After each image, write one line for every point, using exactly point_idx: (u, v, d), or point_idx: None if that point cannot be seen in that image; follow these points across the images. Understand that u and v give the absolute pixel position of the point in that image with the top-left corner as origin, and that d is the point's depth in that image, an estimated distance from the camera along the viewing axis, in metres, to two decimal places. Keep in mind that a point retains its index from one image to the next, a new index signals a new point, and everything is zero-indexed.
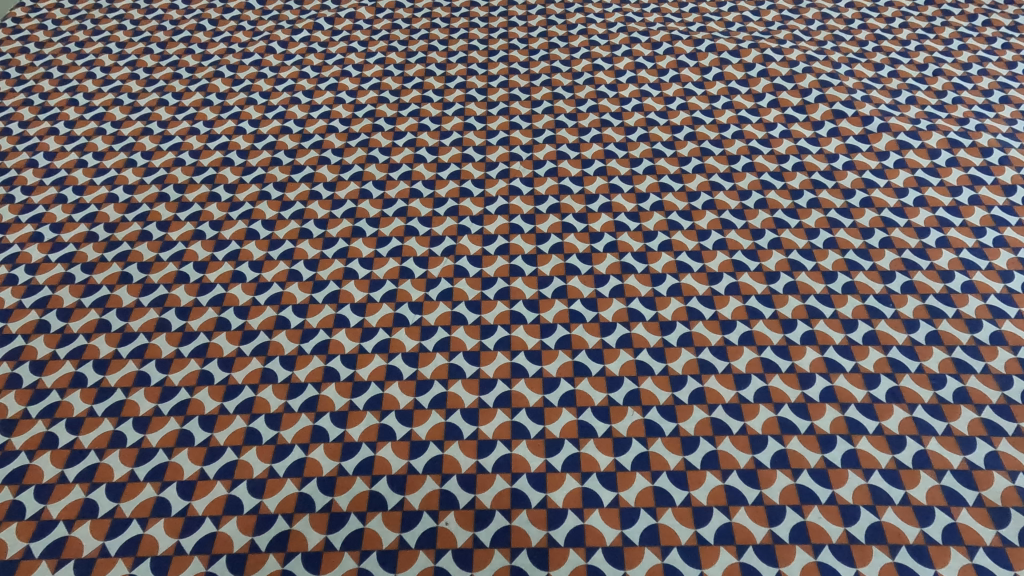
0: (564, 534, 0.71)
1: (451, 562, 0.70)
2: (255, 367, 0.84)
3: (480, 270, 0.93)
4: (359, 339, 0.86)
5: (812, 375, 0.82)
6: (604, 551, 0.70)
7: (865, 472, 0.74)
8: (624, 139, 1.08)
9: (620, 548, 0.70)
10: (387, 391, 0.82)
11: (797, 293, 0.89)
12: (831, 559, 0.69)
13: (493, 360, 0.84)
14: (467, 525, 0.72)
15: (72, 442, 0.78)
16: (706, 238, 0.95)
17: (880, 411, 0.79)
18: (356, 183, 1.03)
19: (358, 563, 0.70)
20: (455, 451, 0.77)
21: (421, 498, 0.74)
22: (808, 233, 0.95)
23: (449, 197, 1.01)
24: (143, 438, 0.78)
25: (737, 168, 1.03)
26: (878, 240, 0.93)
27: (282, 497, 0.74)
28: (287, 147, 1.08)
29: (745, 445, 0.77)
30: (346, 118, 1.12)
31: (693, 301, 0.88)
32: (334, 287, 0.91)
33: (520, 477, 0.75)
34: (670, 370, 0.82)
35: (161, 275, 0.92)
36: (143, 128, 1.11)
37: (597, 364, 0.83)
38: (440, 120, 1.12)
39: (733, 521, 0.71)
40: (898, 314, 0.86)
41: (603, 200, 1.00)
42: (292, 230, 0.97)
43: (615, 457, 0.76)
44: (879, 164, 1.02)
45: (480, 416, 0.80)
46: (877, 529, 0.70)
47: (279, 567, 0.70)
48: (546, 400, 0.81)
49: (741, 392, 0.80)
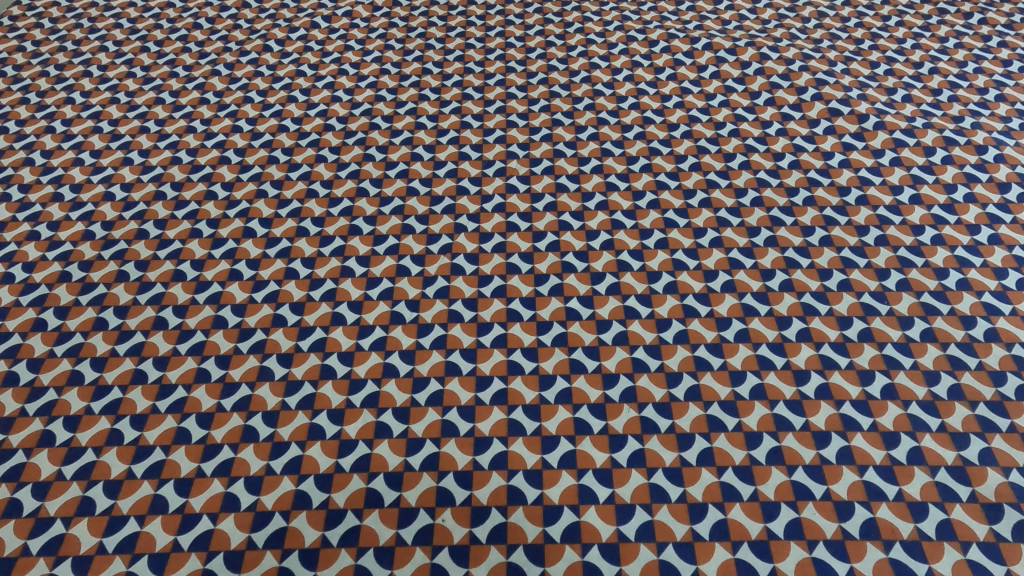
0: (633, 527, 0.70)
1: (524, 557, 0.68)
2: (314, 360, 0.82)
3: (476, 268, 0.91)
4: (356, 336, 0.85)
5: (870, 371, 0.80)
6: (675, 546, 0.68)
7: (933, 471, 0.72)
8: (667, 136, 1.06)
9: (691, 544, 0.68)
10: (384, 388, 0.80)
11: (851, 292, 0.87)
12: (898, 550, 0.68)
13: (552, 356, 0.82)
14: (536, 520, 0.71)
15: (139, 437, 0.76)
16: (756, 235, 0.93)
17: (942, 405, 0.77)
18: (354, 181, 1.01)
19: (431, 558, 0.68)
20: (519, 446, 0.75)
21: (489, 493, 0.72)
22: (859, 230, 0.92)
23: (495, 193, 0.99)
24: (207, 434, 0.77)
25: (782, 165, 1.01)
26: (930, 236, 0.91)
27: (280, 494, 0.72)
28: (272, 178, 1.02)
29: (807, 441, 0.75)
30: (385, 123, 1.09)
31: (748, 298, 0.87)
32: (387, 284, 0.90)
33: (586, 473, 0.73)
34: (730, 365, 0.81)
35: (158, 274, 0.91)
36: (140, 126, 1.09)
37: (657, 360, 0.82)
38: (486, 116, 1.10)
39: (802, 518, 0.70)
40: (954, 312, 0.84)
41: (650, 199, 0.98)
42: (333, 267, 0.91)
43: (680, 452, 0.75)
44: (926, 161, 1.00)
45: (541, 410, 0.78)
46: (949, 526, 0.69)
47: (351, 562, 0.68)
48: (606, 397, 0.79)
49: (801, 389, 0.79)
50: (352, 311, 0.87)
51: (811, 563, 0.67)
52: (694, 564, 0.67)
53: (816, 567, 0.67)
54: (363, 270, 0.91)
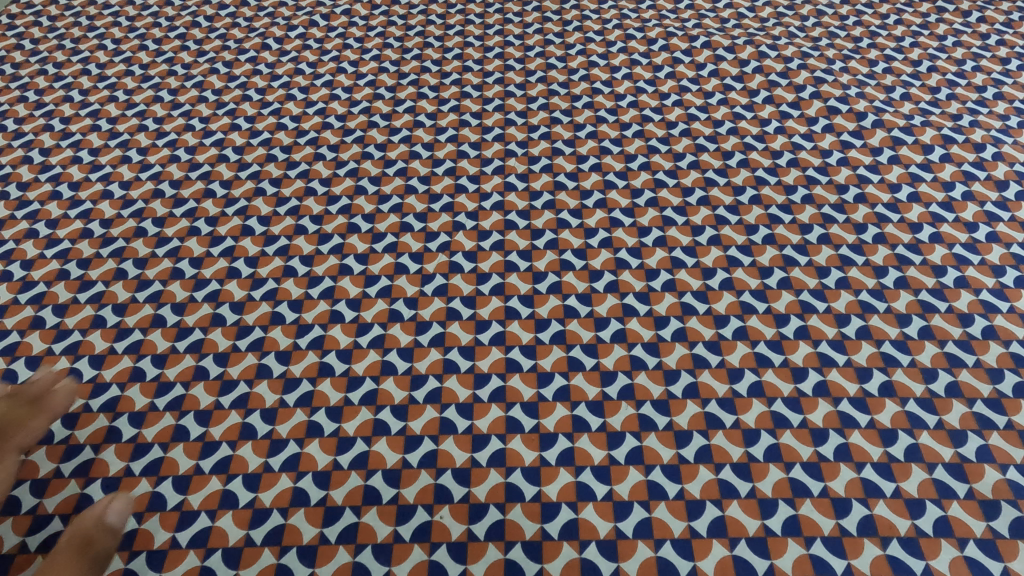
0: (560, 528, 0.51)
1: (447, 556, 0.50)
2: (222, 266, 0.67)
3: (426, 188, 0.73)
4: (262, 244, 0.68)
5: (908, 318, 0.61)
6: (595, 470, 0.54)
7: (967, 399, 0.56)
8: (687, 47, 0.87)
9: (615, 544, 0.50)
10: (282, 285, 0.65)
11: (866, 202, 0.69)
12: (900, 480, 0.52)
13: (543, 255, 0.67)
14: (465, 444, 0.56)
15: (58, 323, 0.63)
16: (779, 156, 0.74)
17: (977, 344, 0.59)
18: (292, 63, 0.87)
19: (364, 480, 0.54)
20: (453, 384, 0.59)
21: (424, 426, 0.57)
22: (924, 149, 0.74)
23: (452, 97, 0.82)
24: (119, 320, 0.63)
25: (791, 67, 0.84)
26: (991, 153, 0.73)
27: (159, 430, 0.57)
28: (213, 87, 0.84)
29: (848, 372, 0.58)
30: (360, 21, 0.93)
31: (773, 209, 0.69)
32: (297, 203, 0.72)
33: (515, 406, 0.57)
34: (757, 263, 0.65)
35: (57, 158, 0.77)
36: (74, 21, 0.95)
37: (637, 258, 0.66)
38: (483, 36, 0.90)
39: (779, 442, 0.54)
40: (1016, 218, 0.67)
41: (674, 98, 0.81)
42: (260, 154, 0.76)
43: (667, 386, 0.58)
44: (1002, 68, 0.81)
45: (476, 350, 0.61)
46: (983, 448, 0.53)
47: (218, 489, 0.54)
48: (592, 287, 0.64)
49: (785, 330, 0.61)
50: (261, 225, 0.70)
51: (779, 537, 0.50)
52: (646, 509, 0.52)
53: (834, 505, 0.51)
54: (275, 191, 0.73)
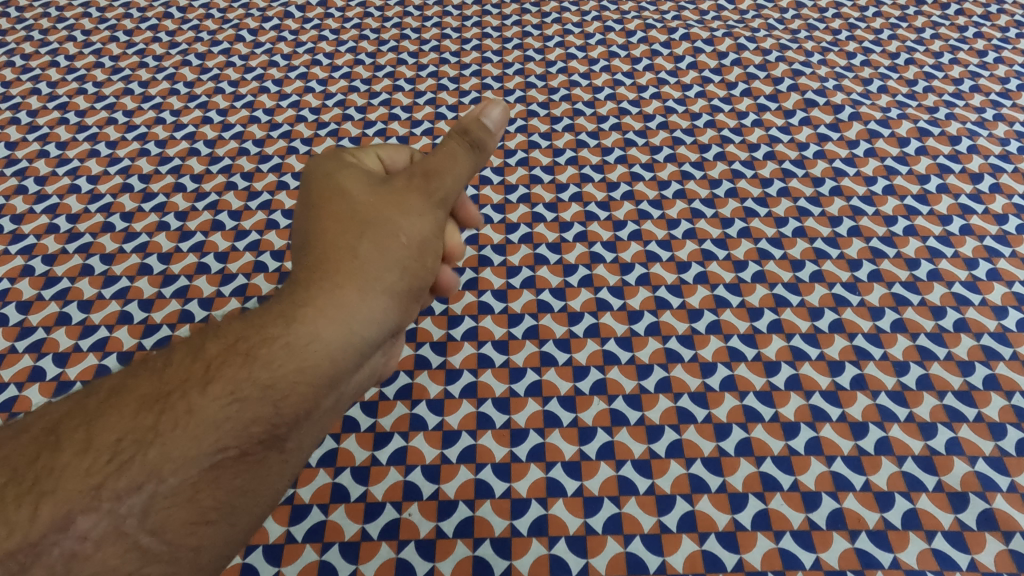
0: (530, 524, 0.51)
1: (415, 553, 0.50)
2: (192, 261, 0.66)
3: None
4: (233, 239, 0.67)
5: (882, 310, 0.61)
6: (565, 467, 0.54)
7: (938, 392, 0.56)
8: (667, 39, 0.87)
9: (586, 542, 0.50)
10: (253, 281, 0.64)
11: (842, 195, 0.69)
12: (869, 473, 0.52)
13: (517, 250, 0.67)
14: (435, 441, 0.55)
15: (23, 321, 0.62)
16: (755, 149, 0.74)
17: (949, 336, 0.59)
18: (267, 56, 0.85)
19: (332, 478, 0.54)
20: (424, 379, 0.59)
21: (393, 422, 0.56)
22: (900, 142, 0.74)
23: (428, 90, 0.81)
24: (86, 317, 0.62)
25: (769, 59, 0.83)
26: (966, 146, 0.73)
27: None
28: (186, 79, 0.82)
29: (820, 365, 0.58)
30: (337, 12, 0.92)
31: (748, 203, 0.69)
32: (268, 196, 0.71)
33: (486, 403, 0.57)
34: (731, 257, 0.65)
35: (26, 152, 0.76)
36: (42, 12, 0.93)
37: (611, 252, 0.66)
38: (462, 29, 0.89)
39: (751, 436, 0.54)
40: (988, 210, 0.67)
41: (652, 91, 0.80)
42: (232, 147, 0.75)
43: (639, 380, 0.58)
44: (979, 61, 0.82)
45: (448, 346, 0.61)
46: (952, 442, 0.54)
47: None
48: (566, 282, 0.64)
49: (758, 323, 0.60)
50: (232, 219, 0.69)
51: (748, 531, 0.50)
52: (616, 504, 0.52)
53: (804, 499, 0.51)
54: (246, 185, 0.72)
